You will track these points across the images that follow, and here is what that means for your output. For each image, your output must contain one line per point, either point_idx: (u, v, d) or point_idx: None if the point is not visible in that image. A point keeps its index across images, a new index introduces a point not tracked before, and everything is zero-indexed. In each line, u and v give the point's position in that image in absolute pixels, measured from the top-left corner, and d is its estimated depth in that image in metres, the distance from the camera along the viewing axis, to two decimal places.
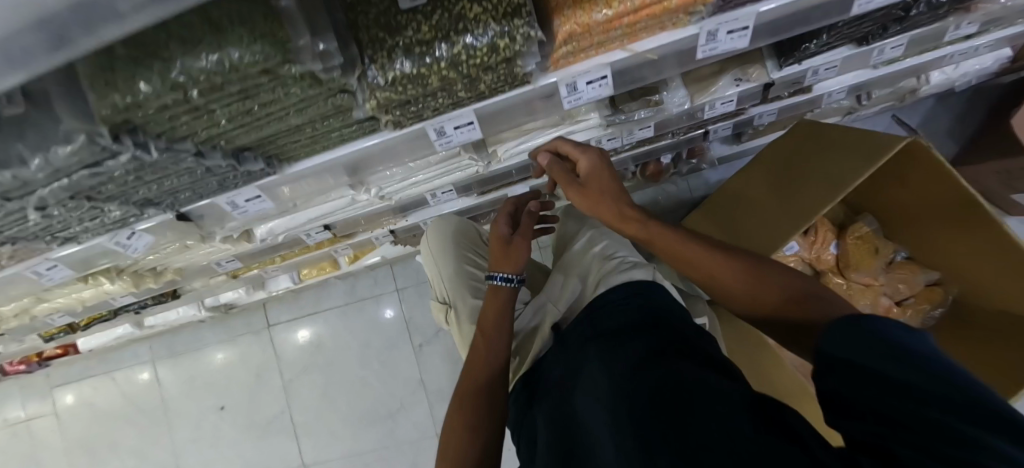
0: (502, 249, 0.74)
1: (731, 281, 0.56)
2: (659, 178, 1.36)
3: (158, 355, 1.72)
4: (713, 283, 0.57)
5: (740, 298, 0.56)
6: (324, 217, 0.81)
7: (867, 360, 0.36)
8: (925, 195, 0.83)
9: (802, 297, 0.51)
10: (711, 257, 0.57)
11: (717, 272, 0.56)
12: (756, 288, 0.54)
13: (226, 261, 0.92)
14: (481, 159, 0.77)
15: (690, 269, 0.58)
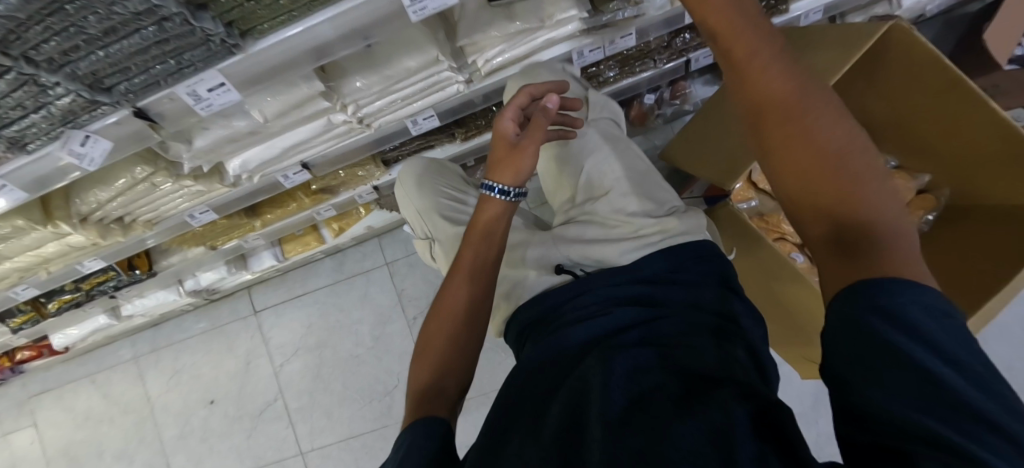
0: (506, 153, 0.71)
1: (800, 135, 0.36)
2: (644, 124, 1.36)
3: (140, 350, 1.64)
4: (779, 125, 0.37)
5: (790, 164, 0.37)
6: (301, 147, 0.77)
7: (843, 318, 0.30)
8: (907, 87, 0.84)
9: (834, 172, 0.35)
10: (810, 102, 0.37)
11: (798, 118, 0.36)
12: (825, 164, 0.35)
13: (199, 212, 0.86)
14: (461, 73, 0.75)
15: (768, 97, 0.38)
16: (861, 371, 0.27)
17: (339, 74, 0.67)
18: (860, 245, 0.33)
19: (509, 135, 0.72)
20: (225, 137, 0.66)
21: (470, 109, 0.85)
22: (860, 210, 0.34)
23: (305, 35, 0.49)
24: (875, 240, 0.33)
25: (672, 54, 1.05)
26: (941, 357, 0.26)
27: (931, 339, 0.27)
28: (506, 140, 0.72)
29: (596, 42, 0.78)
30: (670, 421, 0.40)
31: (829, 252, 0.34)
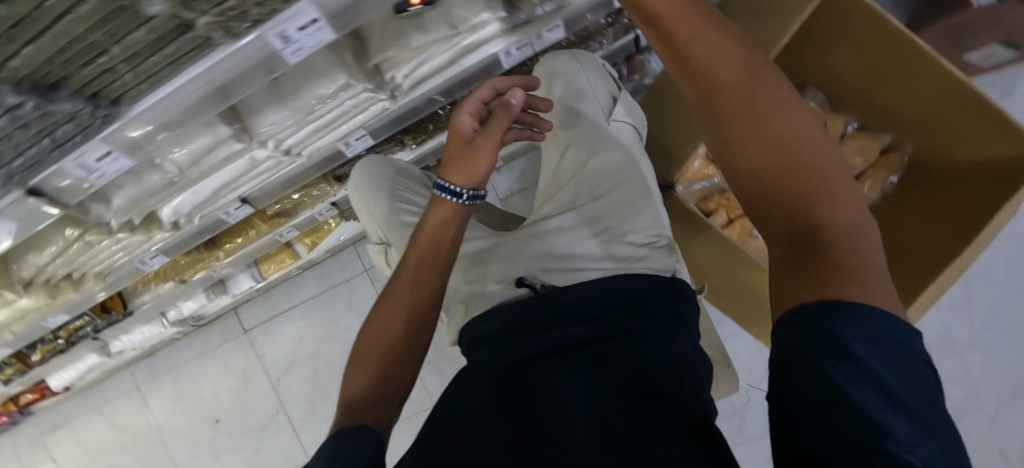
0: (462, 152, 0.70)
1: (756, 126, 0.36)
2: None
3: (140, 379, 1.68)
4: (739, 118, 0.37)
5: (747, 155, 0.36)
6: (231, 186, 0.75)
7: (807, 334, 0.28)
8: (857, 50, 0.80)
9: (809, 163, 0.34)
10: (761, 90, 0.37)
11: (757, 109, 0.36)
12: (780, 157, 0.35)
13: (150, 258, 0.86)
14: (382, 90, 0.71)
15: (726, 88, 0.38)
16: (817, 386, 0.26)
17: (248, 111, 0.64)
18: (819, 241, 0.32)
19: (466, 134, 0.71)
20: (142, 191, 0.65)
21: (407, 122, 0.82)
22: (818, 205, 0.33)
23: (177, 94, 0.46)
24: (830, 238, 0.32)
25: (618, 32, 0.99)
26: (886, 397, 0.25)
27: (874, 369, 0.26)
28: (463, 139, 0.71)
29: (521, 39, 0.74)
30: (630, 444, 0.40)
31: (787, 255, 0.33)
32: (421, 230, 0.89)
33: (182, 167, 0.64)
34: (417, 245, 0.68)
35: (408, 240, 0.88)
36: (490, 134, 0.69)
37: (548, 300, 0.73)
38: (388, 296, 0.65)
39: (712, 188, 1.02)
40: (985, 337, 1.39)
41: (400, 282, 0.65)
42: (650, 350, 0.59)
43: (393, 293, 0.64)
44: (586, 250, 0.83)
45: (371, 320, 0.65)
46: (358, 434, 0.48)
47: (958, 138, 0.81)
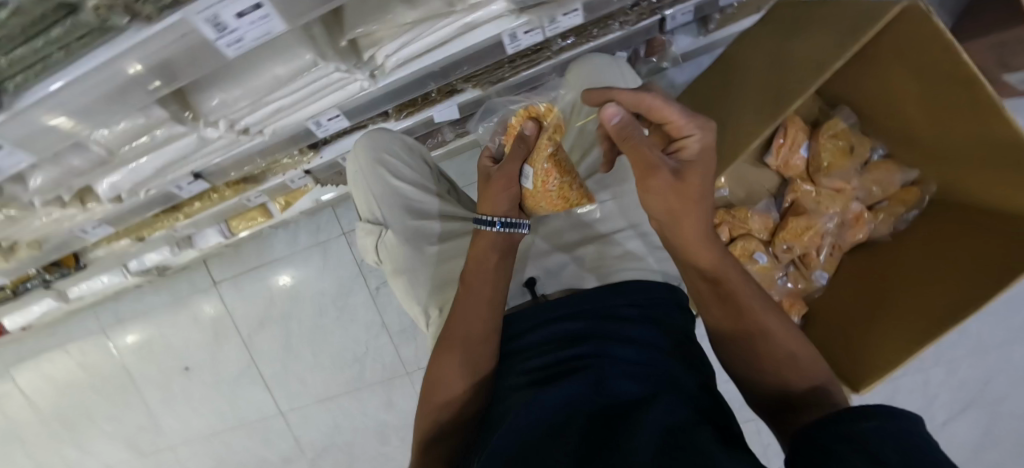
0: (485, 186, 0.62)
1: (733, 296, 0.49)
2: None
3: (106, 322, 1.65)
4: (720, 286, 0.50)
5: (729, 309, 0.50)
6: (179, 164, 0.65)
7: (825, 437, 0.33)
8: (914, 69, 0.67)
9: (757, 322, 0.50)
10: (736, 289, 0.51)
11: (726, 280, 0.50)
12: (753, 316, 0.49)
13: (92, 227, 0.79)
14: (358, 71, 0.59)
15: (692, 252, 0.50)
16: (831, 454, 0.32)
17: (190, 89, 0.53)
18: (774, 353, 0.48)
19: (649, 144, 0.46)
20: (63, 172, 0.55)
21: (391, 103, 0.71)
22: (769, 335, 0.48)
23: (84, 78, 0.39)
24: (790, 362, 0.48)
25: (642, 14, 0.85)
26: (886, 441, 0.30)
27: (891, 447, 0.30)
28: (646, 147, 0.46)
29: (530, 23, 0.61)
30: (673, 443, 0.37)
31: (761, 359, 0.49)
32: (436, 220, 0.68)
33: (110, 149, 0.54)
34: (482, 265, 0.58)
35: (416, 227, 0.67)
36: (688, 172, 0.46)
37: (533, 311, 0.63)
38: (459, 334, 0.57)
39: (717, 201, 0.95)
40: (953, 357, 1.40)
41: (458, 329, 0.57)
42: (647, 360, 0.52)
43: (455, 334, 0.57)
44: (586, 255, 0.73)
45: (440, 362, 0.58)
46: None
47: (981, 182, 0.74)
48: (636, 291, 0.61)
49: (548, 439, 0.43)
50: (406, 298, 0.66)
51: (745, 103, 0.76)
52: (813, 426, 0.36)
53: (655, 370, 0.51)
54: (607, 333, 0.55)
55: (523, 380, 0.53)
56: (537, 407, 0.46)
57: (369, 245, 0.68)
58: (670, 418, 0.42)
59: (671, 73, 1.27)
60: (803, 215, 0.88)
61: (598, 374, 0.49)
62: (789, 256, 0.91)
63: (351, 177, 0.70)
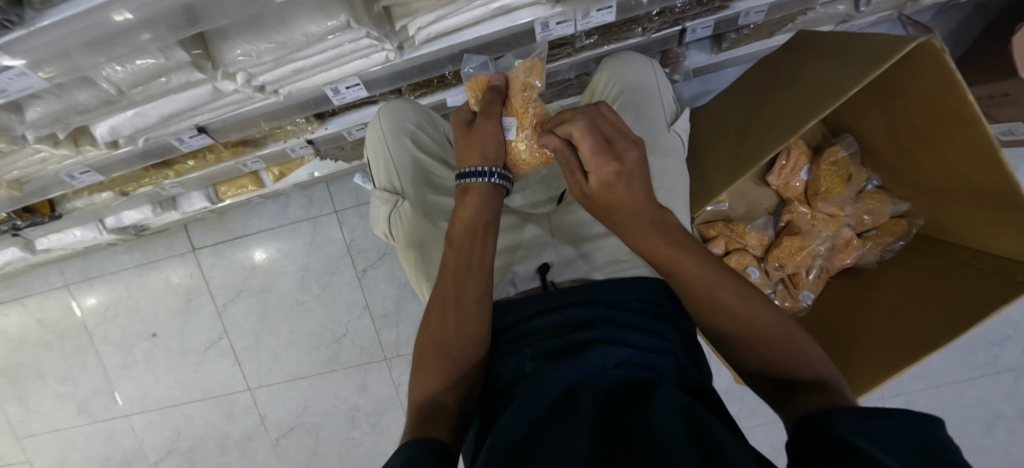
0: (467, 137, 0.57)
1: (706, 290, 0.48)
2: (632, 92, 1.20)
3: (72, 278, 1.57)
4: (691, 281, 0.48)
5: (702, 302, 0.49)
6: (186, 114, 0.62)
7: (831, 433, 0.34)
8: (920, 110, 0.70)
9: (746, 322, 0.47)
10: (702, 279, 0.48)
11: (695, 276, 0.48)
12: (731, 307, 0.47)
13: (79, 173, 0.76)
14: (387, 41, 0.59)
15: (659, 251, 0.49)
16: (837, 447, 0.31)
17: (214, 35, 0.51)
18: (760, 338, 0.47)
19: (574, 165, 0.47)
20: (66, 106, 0.51)
21: (416, 78, 0.70)
22: (753, 322, 0.47)
23: (120, 13, 0.39)
24: (779, 347, 0.46)
25: (665, 22, 0.85)
26: (902, 438, 0.31)
27: (905, 444, 0.30)
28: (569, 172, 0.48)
29: (564, 14, 0.62)
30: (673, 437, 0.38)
31: (748, 344, 0.48)
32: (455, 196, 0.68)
33: (120, 88, 0.51)
34: (473, 232, 0.56)
35: (431, 201, 0.66)
36: (597, 195, 0.46)
37: (539, 301, 0.62)
38: (451, 304, 0.55)
39: (718, 213, 0.97)
40: (912, 389, 1.48)
41: (450, 287, 0.54)
42: (648, 353, 0.52)
43: (448, 290, 0.55)
44: (606, 247, 0.70)
45: (429, 329, 0.56)
46: (434, 455, 0.42)
47: (967, 222, 0.78)
48: (643, 286, 0.62)
49: (553, 425, 0.43)
50: (414, 274, 0.64)
51: (761, 120, 0.77)
52: (814, 415, 0.37)
53: (658, 362, 0.52)
54: (615, 322, 0.56)
55: (528, 363, 0.53)
56: (544, 393, 0.47)
57: (381, 215, 0.67)
58: (681, 412, 0.43)
59: (680, 87, 1.29)
60: (797, 235, 0.91)
61: (604, 362, 0.49)
62: (780, 274, 0.94)
63: (370, 145, 0.69)
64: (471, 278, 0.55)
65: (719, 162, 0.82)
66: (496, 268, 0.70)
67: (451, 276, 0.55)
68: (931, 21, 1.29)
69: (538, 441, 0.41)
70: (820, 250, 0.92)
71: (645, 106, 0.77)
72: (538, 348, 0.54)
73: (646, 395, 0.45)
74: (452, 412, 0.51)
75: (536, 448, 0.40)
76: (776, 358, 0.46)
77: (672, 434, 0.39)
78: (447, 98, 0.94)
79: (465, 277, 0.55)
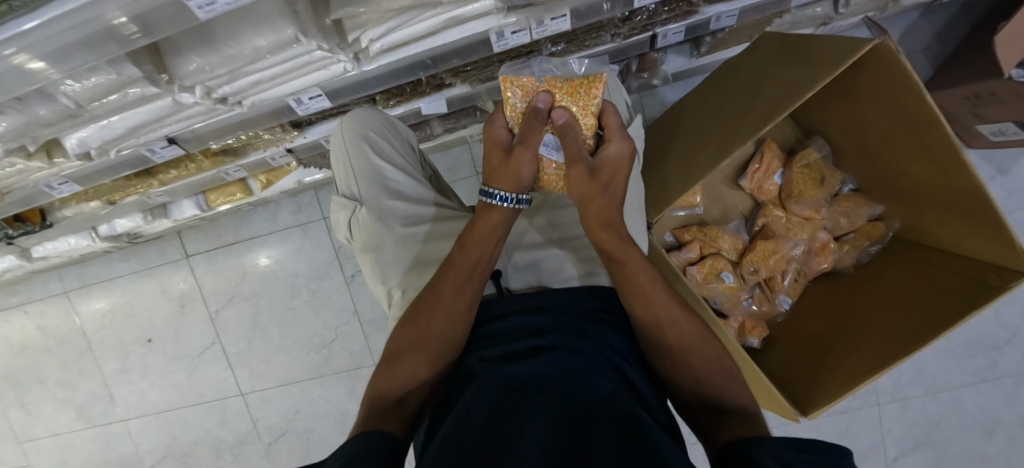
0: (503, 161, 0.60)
1: (659, 304, 0.52)
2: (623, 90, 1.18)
3: (70, 285, 1.61)
4: (646, 293, 0.52)
5: (650, 319, 0.52)
6: (152, 125, 0.64)
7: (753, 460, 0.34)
8: (884, 113, 0.70)
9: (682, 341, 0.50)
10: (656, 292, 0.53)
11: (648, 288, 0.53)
12: (677, 327, 0.51)
13: (59, 184, 0.78)
14: (340, 53, 0.60)
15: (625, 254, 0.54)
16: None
17: (169, 49, 0.53)
18: (695, 364, 0.49)
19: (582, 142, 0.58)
20: (28, 120, 0.53)
21: (379, 87, 0.74)
22: (693, 346, 0.50)
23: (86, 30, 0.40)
24: (706, 376, 0.49)
25: (633, 29, 0.86)
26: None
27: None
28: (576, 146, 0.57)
29: (518, 23, 0.64)
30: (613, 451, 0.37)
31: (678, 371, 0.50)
32: (409, 201, 0.69)
33: (80, 102, 0.53)
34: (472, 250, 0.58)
35: (389, 206, 0.67)
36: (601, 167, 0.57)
37: (500, 308, 0.62)
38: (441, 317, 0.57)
39: (691, 218, 0.97)
40: (907, 395, 1.44)
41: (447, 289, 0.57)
42: (598, 358, 0.53)
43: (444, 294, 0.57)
44: (560, 254, 0.69)
45: (402, 332, 0.57)
46: (378, 446, 0.42)
47: (942, 229, 0.77)
48: (598, 292, 0.63)
49: (491, 425, 0.42)
50: (371, 278, 0.66)
51: (723, 124, 0.76)
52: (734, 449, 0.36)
53: (609, 367, 0.52)
54: (568, 328, 0.56)
55: (474, 367, 0.53)
56: (484, 399, 0.46)
57: (343, 220, 0.69)
58: (625, 419, 0.43)
59: (663, 92, 1.29)
60: (771, 239, 0.91)
61: (554, 366, 0.49)
62: (755, 279, 0.93)
63: (332, 151, 0.71)
64: (462, 294, 0.57)
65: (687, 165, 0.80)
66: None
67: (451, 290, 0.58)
68: (918, 21, 1.27)
69: (488, 434, 0.41)
70: (794, 253, 0.91)
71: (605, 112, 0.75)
72: (491, 351, 0.55)
73: (593, 406, 0.45)
74: (406, 412, 0.52)
75: (469, 449, 0.39)
76: (708, 385, 0.48)
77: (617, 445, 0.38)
78: (421, 106, 0.96)
79: (459, 294, 0.57)
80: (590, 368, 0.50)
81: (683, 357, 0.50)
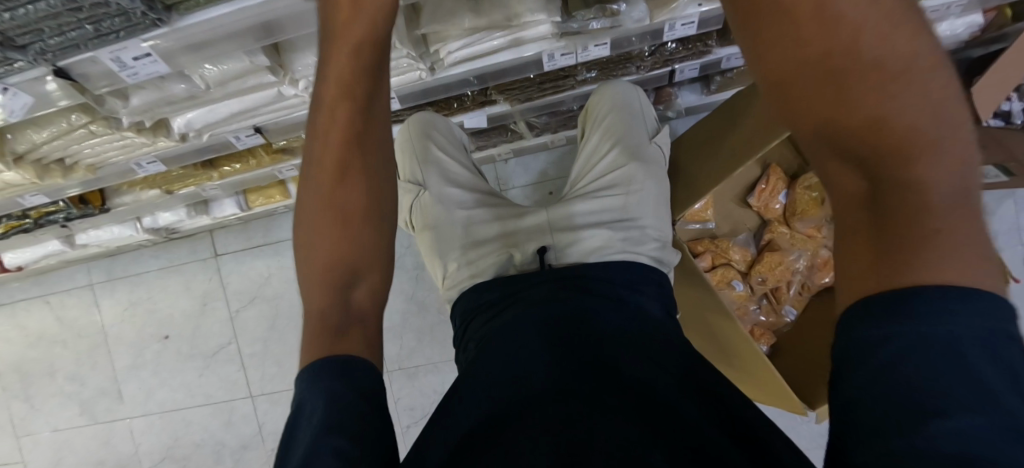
0: None
1: (877, 108, 0.28)
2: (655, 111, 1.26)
3: (97, 278, 1.66)
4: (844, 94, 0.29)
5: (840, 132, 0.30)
6: (249, 113, 0.74)
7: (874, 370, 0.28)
8: None
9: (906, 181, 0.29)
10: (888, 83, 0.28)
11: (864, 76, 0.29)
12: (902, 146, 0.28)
13: (146, 163, 0.87)
14: (422, 60, 0.72)
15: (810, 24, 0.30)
16: (895, 397, 0.26)
17: (288, 47, 0.64)
18: (905, 206, 0.29)
19: None
20: (162, 96, 0.64)
21: (439, 94, 0.85)
22: (907, 159, 0.28)
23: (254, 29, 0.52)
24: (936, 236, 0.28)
25: (657, 62, 0.98)
26: (988, 416, 0.24)
27: (971, 409, 0.24)
28: None
29: (567, 47, 0.75)
30: (629, 414, 0.45)
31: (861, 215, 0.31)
32: (466, 188, 0.83)
33: (208, 84, 0.63)
34: (316, 149, 0.48)
35: (444, 193, 0.81)
36: None
37: (537, 281, 0.70)
38: (336, 197, 0.48)
39: (705, 231, 1.06)
40: None
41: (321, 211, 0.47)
42: (616, 318, 0.62)
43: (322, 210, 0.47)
44: (597, 236, 0.77)
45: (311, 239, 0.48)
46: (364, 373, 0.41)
47: None
48: (630, 272, 0.71)
49: (512, 392, 0.52)
50: (427, 251, 0.82)
51: (741, 142, 0.89)
52: (851, 330, 0.30)
53: (632, 331, 0.60)
54: (596, 300, 0.65)
55: (517, 331, 0.61)
56: (507, 368, 0.55)
57: (406, 202, 0.83)
58: (637, 379, 0.51)
59: (675, 124, 1.43)
60: (777, 251, 1.00)
61: (567, 332, 0.59)
62: (763, 288, 1.03)
63: (399, 144, 0.85)
64: (338, 193, 0.47)
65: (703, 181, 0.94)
66: (495, 249, 0.77)
67: (320, 205, 0.47)
68: None
69: (529, 403, 0.49)
70: (798, 265, 1.01)
71: (634, 125, 0.85)
72: (531, 319, 0.62)
73: (615, 370, 0.52)
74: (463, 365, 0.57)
75: (502, 413, 0.49)
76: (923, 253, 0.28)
77: (633, 407, 0.46)
78: (464, 120, 1.05)
79: (339, 195, 0.47)
80: (612, 336, 0.58)
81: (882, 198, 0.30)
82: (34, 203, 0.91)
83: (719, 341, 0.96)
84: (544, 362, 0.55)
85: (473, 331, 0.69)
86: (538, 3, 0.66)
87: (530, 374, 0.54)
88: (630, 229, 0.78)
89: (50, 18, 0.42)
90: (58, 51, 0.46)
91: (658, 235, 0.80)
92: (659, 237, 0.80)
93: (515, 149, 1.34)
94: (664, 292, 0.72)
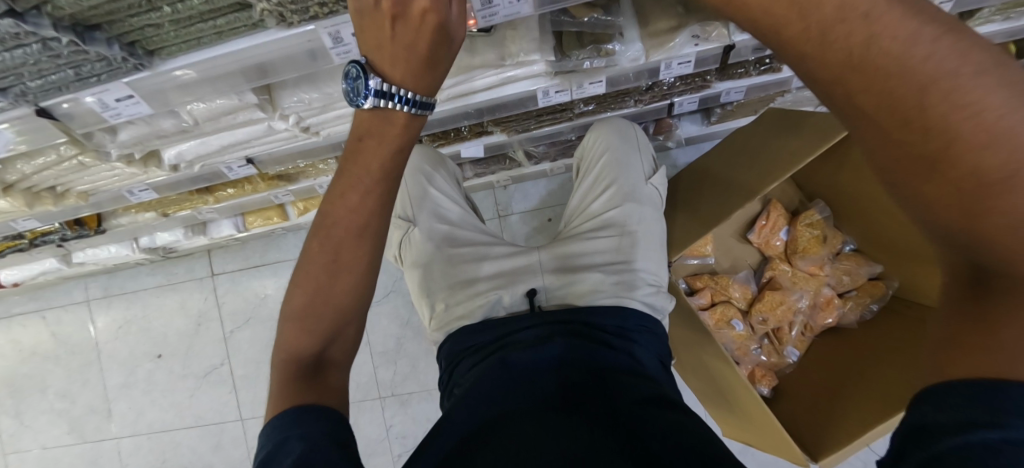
0: None
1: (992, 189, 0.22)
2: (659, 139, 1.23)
3: (94, 294, 1.66)
4: (938, 169, 0.23)
5: (940, 213, 0.24)
6: (241, 145, 0.74)
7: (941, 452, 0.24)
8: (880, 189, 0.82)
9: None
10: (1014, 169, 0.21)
11: (967, 151, 0.22)
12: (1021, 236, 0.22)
13: (139, 190, 0.87)
14: None
15: (892, 93, 0.23)
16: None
17: (278, 86, 0.63)
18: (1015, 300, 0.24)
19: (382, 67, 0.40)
20: (150, 131, 0.63)
21: (434, 128, 0.84)
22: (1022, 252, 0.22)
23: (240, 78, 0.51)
24: None
25: (655, 96, 0.96)
26: None
27: None
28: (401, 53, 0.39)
29: (561, 84, 0.75)
30: None
31: (962, 289, 0.27)
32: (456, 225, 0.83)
33: (196, 119, 0.62)
34: (316, 249, 0.48)
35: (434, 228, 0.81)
36: None
37: (527, 322, 0.68)
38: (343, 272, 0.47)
39: (704, 267, 1.04)
40: None
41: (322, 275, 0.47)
42: (614, 364, 0.60)
43: (325, 277, 0.47)
44: (589, 279, 0.75)
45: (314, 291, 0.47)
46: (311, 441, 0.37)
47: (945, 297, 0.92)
48: (625, 315, 0.69)
49: (483, 439, 0.49)
50: (417, 290, 0.80)
51: (744, 179, 0.87)
52: (933, 402, 0.26)
53: (627, 376, 0.57)
54: (591, 342, 0.63)
55: (503, 370, 0.58)
56: (481, 410, 0.53)
57: (397, 237, 0.83)
58: (632, 432, 0.47)
59: (676, 154, 1.41)
60: (778, 290, 0.98)
61: (560, 378, 0.57)
62: (764, 329, 0.99)
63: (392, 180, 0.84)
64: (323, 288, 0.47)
65: (699, 218, 0.93)
66: (482, 289, 0.75)
67: (304, 288, 0.48)
68: None
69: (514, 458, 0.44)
70: (800, 305, 0.97)
71: (626, 163, 0.83)
72: (523, 358, 0.60)
73: (609, 425, 0.48)
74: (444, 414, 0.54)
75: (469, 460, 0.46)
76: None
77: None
78: (461, 149, 1.04)
79: (315, 289, 0.47)
80: (605, 383, 0.56)
81: (990, 276, 0.25)
82: (26, 227, 0.91)
83: (717, 383, 0.92)
84: (533, 413, 0.52)
85: (460, 371, 0.66)
86: (532, 43, 0.65)
87: (520, 425, 0.50)
88: (623, 270, 0.76)
89: (28, 63, 0.42)
90: (38, 91, 0.46)
91: (652, 277, 0.78)
92: (652, 278, 0.78)
93: (513, 176, 1.33)
94: (654, 341, 0.69)
